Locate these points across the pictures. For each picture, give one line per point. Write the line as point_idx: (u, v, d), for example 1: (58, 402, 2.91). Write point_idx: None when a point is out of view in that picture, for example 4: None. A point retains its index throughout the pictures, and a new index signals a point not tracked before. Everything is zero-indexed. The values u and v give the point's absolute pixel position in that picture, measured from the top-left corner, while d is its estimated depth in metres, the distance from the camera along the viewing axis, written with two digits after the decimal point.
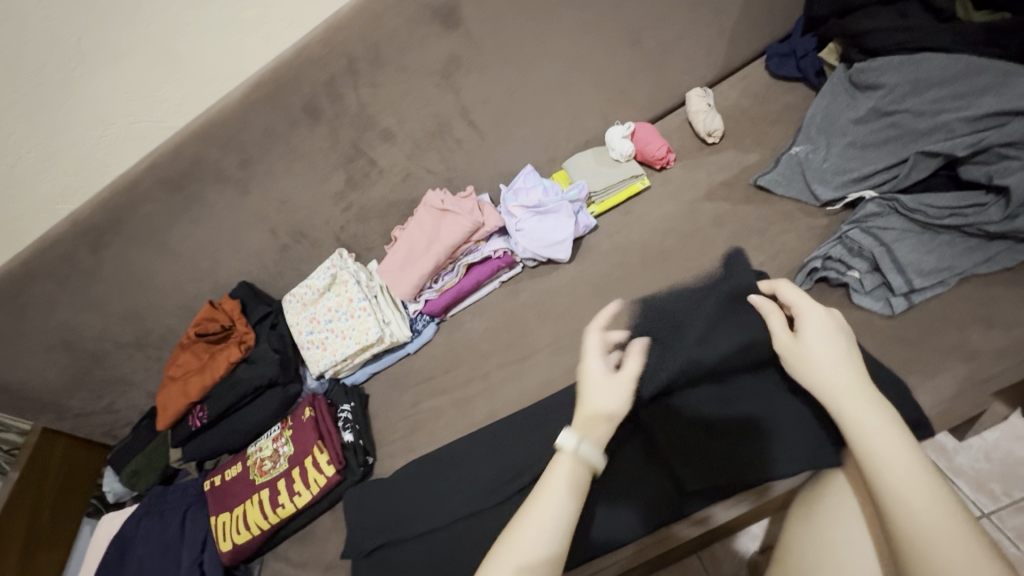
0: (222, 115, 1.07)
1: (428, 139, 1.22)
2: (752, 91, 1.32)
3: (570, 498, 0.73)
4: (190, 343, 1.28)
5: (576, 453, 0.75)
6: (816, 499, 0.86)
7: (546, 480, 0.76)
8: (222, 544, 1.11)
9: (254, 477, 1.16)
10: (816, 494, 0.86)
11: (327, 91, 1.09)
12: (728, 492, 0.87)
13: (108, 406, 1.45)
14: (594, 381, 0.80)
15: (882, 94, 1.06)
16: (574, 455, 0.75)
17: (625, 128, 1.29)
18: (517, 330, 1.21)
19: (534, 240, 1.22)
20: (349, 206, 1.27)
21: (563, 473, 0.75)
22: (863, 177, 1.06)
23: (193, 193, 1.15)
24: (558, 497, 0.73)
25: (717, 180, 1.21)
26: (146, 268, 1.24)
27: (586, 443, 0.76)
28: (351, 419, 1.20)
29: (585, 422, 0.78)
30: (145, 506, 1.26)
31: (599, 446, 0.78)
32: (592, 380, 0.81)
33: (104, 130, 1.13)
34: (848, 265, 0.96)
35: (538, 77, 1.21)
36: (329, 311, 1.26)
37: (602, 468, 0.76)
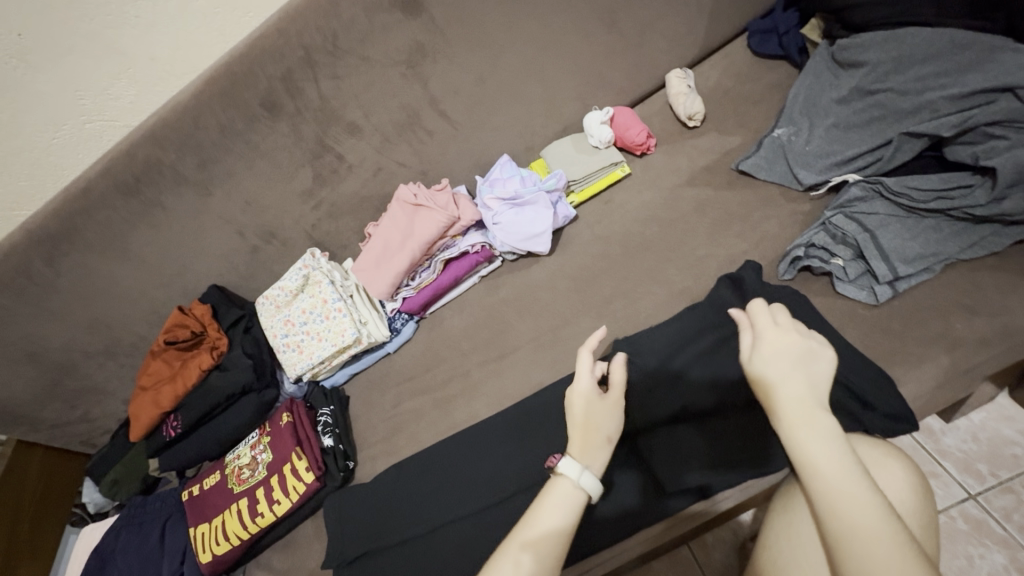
0: (175, 113, 1.01)
1: (398, 131, 1.17)
2: (734, 71, 1.27)
3: (569, 522, 0.75)
4: (161, 350, 1.24)
5: (577, 480, 0.77)
6: (795, 492, 0.84)
7: (547, 503, 0.77)
8: (202, 555, 1.09)
9: (232, 486, 1.14)
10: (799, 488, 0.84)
11: (286, 85, 1.03)
12: (711, 490, 0.85)
13: (82, 416, 1.41)
14: (588, 402, 0.82)
15: (866, 73, 1.02)
16: (575, 480, 0.77)
17: (603, 113, 1.24)
18: (498, 326, 1.18)
19: (512, 233, 1.18)
20: (319, 204, 1.22)
21: (561, 497, 0.77)
22: (847, 160, 1.02)
23: (152, 196, 1.10)
24: (555, 520, 0.75)
25: (699, 165, 1.18)
26: (109, 276, 1.19)
27: (587, 471, 0.78)
28: (330, 423, 1.17)
29: (585, 448, 0.80)
30: (125, 518, 1.23)
31: (597, 473, 0.80)
32: (588, 399, 0.82)
33: (54, 133, 1.08)
34: (831, 253, 0.93)
35: (509, 63, 1.16)
36: (304, 313, 1.22)
37: (598, 495, 0.79)
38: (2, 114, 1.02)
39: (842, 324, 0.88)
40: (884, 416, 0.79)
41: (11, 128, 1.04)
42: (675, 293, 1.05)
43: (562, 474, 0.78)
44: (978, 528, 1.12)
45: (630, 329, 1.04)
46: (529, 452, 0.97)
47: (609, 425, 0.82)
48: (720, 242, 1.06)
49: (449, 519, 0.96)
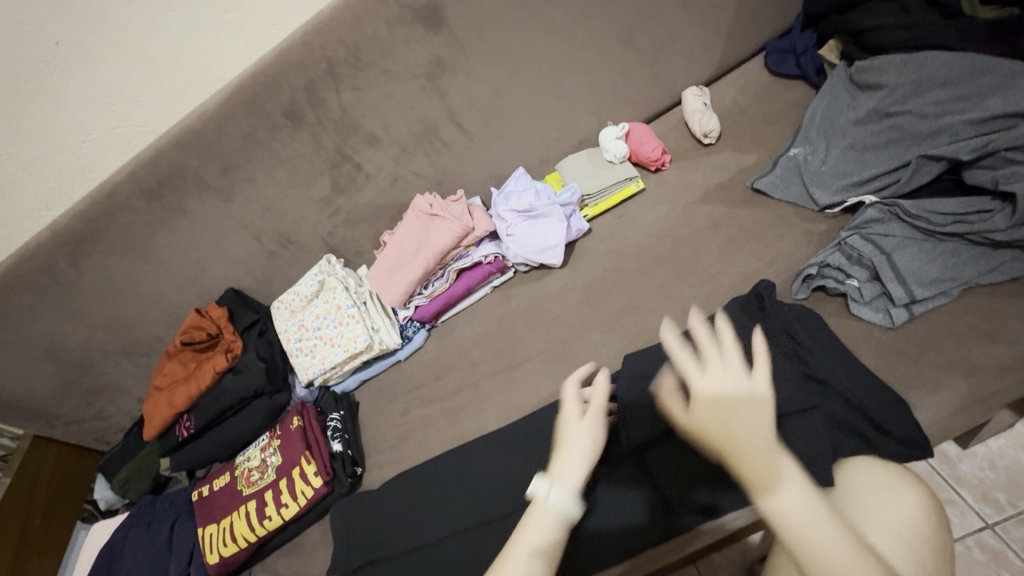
0: (200, 121, 1.04)
1: (416, 142, 1.19)
2: (750, 89, 1.28)
3: (542, 549, 0.71)
4: (177, 351, 1.26)
5: (549, 502, 0.73)
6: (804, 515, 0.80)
7: (523, 525, 0.74)
8: (210, 556, 1.10)
9: (242, 488, 1.15)
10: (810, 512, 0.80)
11: (308, 95, 1.05)
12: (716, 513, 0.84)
13: (97, 413, 1.43)
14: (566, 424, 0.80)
15: (883, 95, 1.02)
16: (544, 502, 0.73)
17: (619, 129, 1.25)
18: (508, 337, 1.18)
19: (525, 245, 1.19)
20: (336, 211, 1.24)
21: (540, 523, 0.73)
22: (863, 181, 1.02)
23: (174, 201, 1.12)
24: (530, 549, 0.71)
25: (714, 182, 1.18)
26: (129, 277, 1.21)
27: (558, 491, 0.73)
28: (339, 428, 1.18)
29: (561, 467, 0.76)
30: (135, 515, 1.25)
31: (575, 492, 0.75)
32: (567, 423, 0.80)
33: (82, 138, 1.11)
34: (847, 273, 0.93)
35: (527, 78, 1.18)
36: (318, 319, 1.24)
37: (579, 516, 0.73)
38: (35, 118, 1.05)
39: (857, 345, 0.88)
40: (899, 441, 0.79)
41: (43, 131, 1.07)
42: (687, 309, 1.04)
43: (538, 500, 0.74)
44: (995, 559, 1.09)
45: (641, 345, 1.04)
46: (537, 466, 0.96)
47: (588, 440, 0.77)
48: (733, 260, 1.06)
49: (456, 531, 0.96)
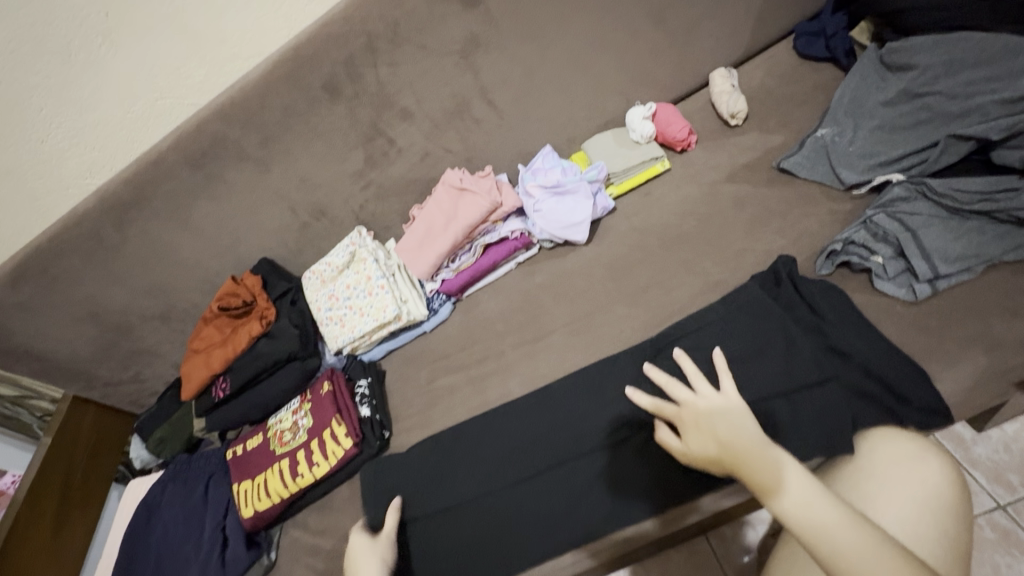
0: (243, 93, 1.08)
1: (447, 118, 1.22)
2: (778, 72, 1.29)
3: None
4: (213, 317, 1.31)
5: None
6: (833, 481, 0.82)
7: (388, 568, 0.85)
8: (245, 510, 1.15)
9: (275, 447, 1.20)
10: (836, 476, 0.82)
11: (347, 69, 1.08)
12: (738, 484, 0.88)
13: (134, 376, 1.49)
14: None
15: (914, 75, 1.03)
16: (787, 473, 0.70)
17: (646, 109, 1.27)
18: (533, 310, 1.22)
19: (551, 221, 1.22)
20: (368, 184, 1.28)
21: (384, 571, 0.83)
22: (891, 160, 1.04)
23: (215, 170, 1.16)
24: None
25: (740, 162, 1.20)
26: (169, 243, 1.26)
27: None
28: (367, 394, 1.23)
29: None
30: (171, 472, 1.30)
31: None
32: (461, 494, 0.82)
33: (127, 109, 1.14)
34: (872, 250, 0.94)
35: (558, 56, 1.20)
36: (348, 289, 1.28)
37: None
38: (84, 89, 1.09)
39: (878, 320, 0.90)
40: (919, 411, 0.82)
41: (90, 101, 1.11)
42: (711, 285, 1.07)
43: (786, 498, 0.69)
44: (1005, 538, 1.11)
45: (664, 318, 1.07)
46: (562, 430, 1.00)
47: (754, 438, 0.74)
48: (758, 238, 1.08)
49: (483, 491, 1.00)
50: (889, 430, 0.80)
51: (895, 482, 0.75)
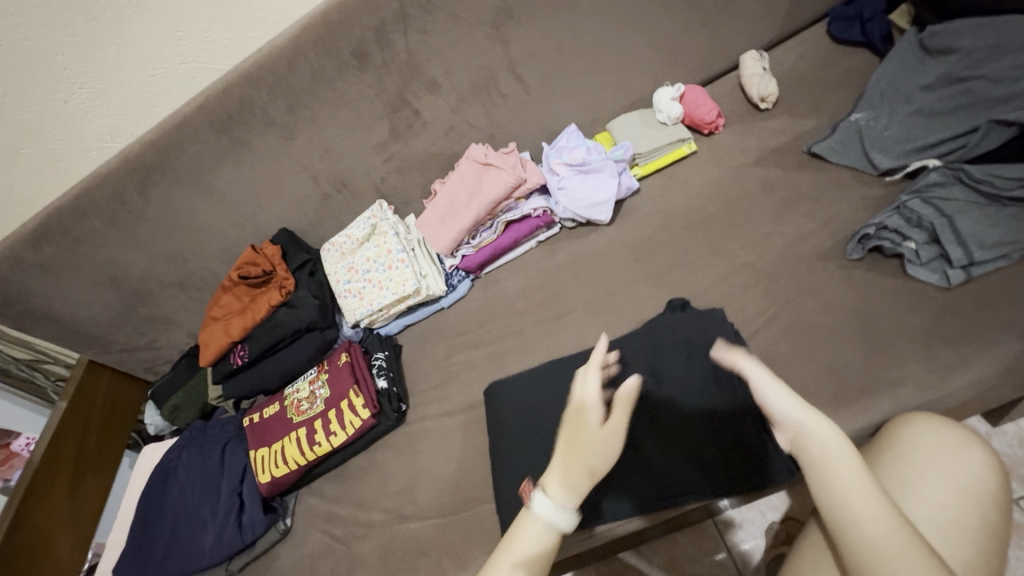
0: (272, 57, 1.07)
1: (475, 92, 1.21)
2: (810, 56, 1.27)
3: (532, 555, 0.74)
4: (232, 285, 1.31)
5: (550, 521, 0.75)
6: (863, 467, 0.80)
7: (515, 532, 0.77)
8: (262, 476, 1.16)
9: (292, 416, 1.20)
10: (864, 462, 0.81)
11: (377, 36, 1.07)
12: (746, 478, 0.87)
13: (150, 343, 1.49)
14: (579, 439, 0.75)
15: (956, 59, 1.05)
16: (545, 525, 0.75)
17: (675, 90, 1.25)
18: (554, 289, 1.21)
19: (575, 199, 1.21)
20: (391, 157, 1.27)
21: (530, 534, 0.75)
22: (927, 146, 1.04)
23: (240, 135, 1.16)
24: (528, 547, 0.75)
25: (768, 147, 1.19)
26: (191, 209, 1.26)
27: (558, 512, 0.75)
28: (385, 367, 1.22)
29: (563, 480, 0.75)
30: (186, 438, 1.31)
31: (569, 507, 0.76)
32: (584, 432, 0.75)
33: (151, 70, 1.11)
34: (905, 236, 0.96)
35: (588, 31, 1.18)
36: (368, 261, 1.27)
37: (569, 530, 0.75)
38: (108, 48, 1.05)
39: (905, 312, 0.92)
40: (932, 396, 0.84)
41: (114, 62, 1.07)
42: (737, 268, 1.06)
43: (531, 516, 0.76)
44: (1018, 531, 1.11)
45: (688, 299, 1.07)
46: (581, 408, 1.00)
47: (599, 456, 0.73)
48: (786, 222, 1.07)
49: (501, 459, 1.00)
50: (923, 418, 0.80)
51: (932, 467, 0.76)
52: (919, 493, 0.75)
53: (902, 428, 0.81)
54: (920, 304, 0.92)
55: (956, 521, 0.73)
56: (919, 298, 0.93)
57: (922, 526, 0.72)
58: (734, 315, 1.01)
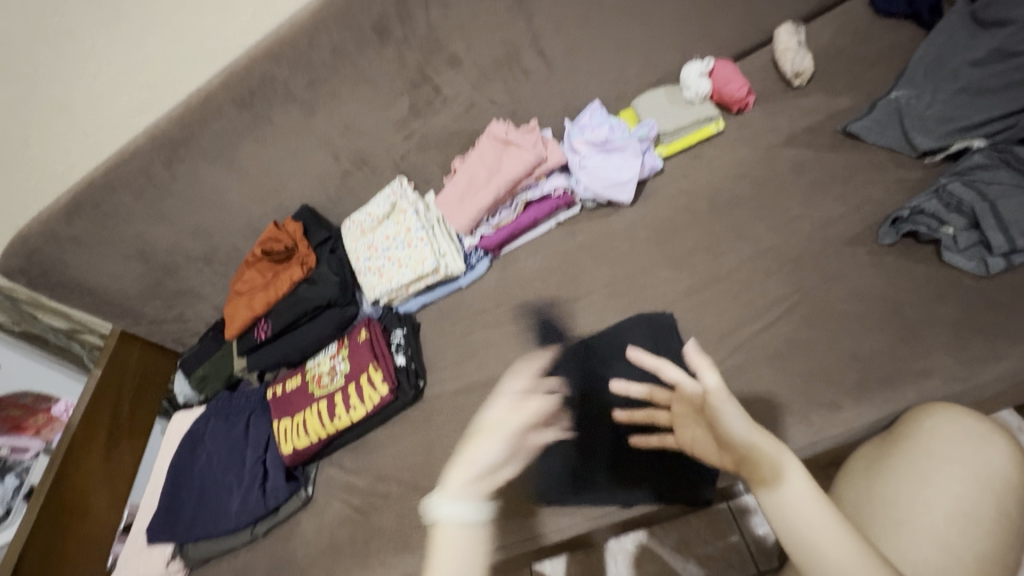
0: (293, 32, 1.06)
1: (496, 67, 1.18)
2: (850, 30, 1.21)
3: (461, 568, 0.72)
4: (255, 261, 1.34)
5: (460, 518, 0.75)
6: (887, 458, 0.79)
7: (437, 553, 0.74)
8: (285, 446, 1.20)
9: (313, 390, 1.23)
10: (886, 453, 0.79)
11: (398, 10, 1.05)
12: None
13: (177, 315, 1.54)
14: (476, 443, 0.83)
15: (1011, 31, 0.99)
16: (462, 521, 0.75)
17: (704, 65, 1.21)
18: (572, 270, 1.20)
19: (597, 178, 1.19)
20: (411, 134, 1.26)
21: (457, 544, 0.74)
22: (973, 126, 1.00)
23: (262, 112, 1.16)
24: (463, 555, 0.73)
25: (800, 126, 1.14)
26: (216, 185, 1.28)
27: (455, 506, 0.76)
28: (403, 343, 1.24)
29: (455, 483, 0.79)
30: (214, 407, 1.36)
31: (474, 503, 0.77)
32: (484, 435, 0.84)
33: (175, 46, 1.12)
34: (942, 221, 0.92)
35: (615, 5, 1.14)
36: (387, 240, 1.27)
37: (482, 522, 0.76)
38: (134, 24, 1.06)
39: (939, 299, 0.89)
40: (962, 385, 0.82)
41: (140, 37, 1.08)
42: (761, 252, 1.03)
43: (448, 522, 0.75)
44: None
45: (710, 283, 1.04)
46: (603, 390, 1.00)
47: (488, 453, 0.82)
48: (816, 205, 1.04)
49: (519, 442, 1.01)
50: (949, 409, 0.78)
51: (953, 460, 0.74)
52: (936, 485, 0.73)
53: (925, 419, 0.79)
54: (954, 293, 0.89)
55: (976, 515, 0.70)
56: (954, 286, 0.89)
57: (941, 518, 0.71)
58: (756, 299, 0.99)
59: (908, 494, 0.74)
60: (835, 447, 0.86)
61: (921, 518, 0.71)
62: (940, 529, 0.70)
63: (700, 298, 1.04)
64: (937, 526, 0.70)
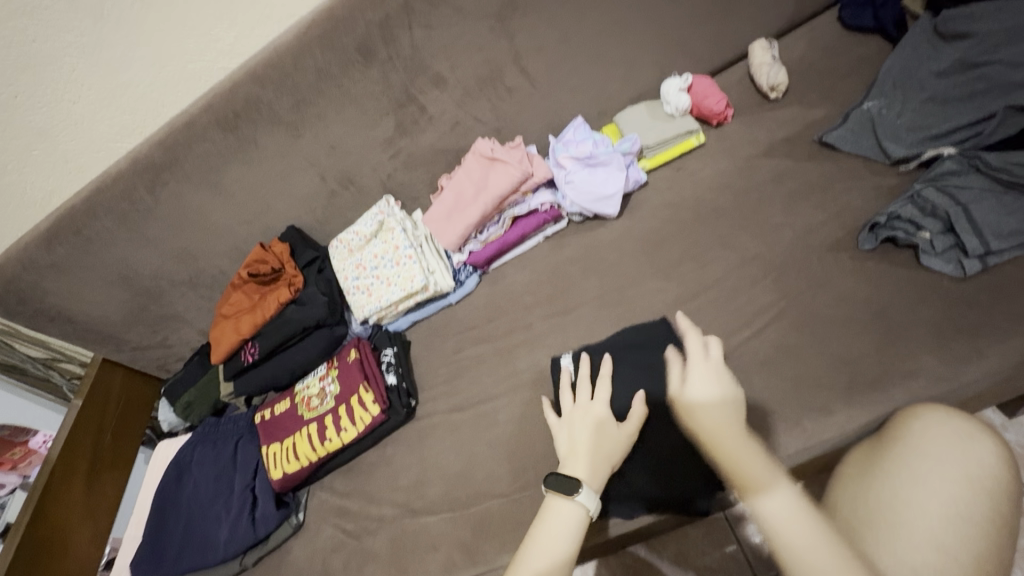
0: (278, 54, 1.07)
1: (480, 86, 1.20)
2: (821, 44, 1.25)
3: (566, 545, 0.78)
4: (241, 283, 1.32)
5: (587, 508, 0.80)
6: (881, 461, 0.79)
7: (544, 527, 0.80)
8: (274, 471, 1.17)
9: (303, 412, 1.21)
10: (880, 456, 0.80)
11: (381, 31, 1.07)
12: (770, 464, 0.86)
13: (162, 340, 1.51)
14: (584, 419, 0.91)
15: (972, 44, 1.04)
16: (571, 497, 0.80)
17: (682, 81, 1.24)
18: (561, 283, 1.21)
19: (583, 193, 1.20)
20: (397, 153, 1.26)
21: (562, 521, 0.80)
22: (942, 134, 1.03)
23: (248, 134, 1.16)
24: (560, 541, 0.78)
25: (778, 137, 1.17)
26: (201, 208, 1.27)
27: (585, 492, 0.81)
28: (393, 362, 1.23)
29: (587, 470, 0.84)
30: (201, 433, 1.33)
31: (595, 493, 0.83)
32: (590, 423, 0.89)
33: (158, 70, 1.11)
34: (918, 226, 0.95)
35: (595, 23, 1.17)
36: (375, 258, 1.27)
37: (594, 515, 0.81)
38: (116, 49, 1.06)
39: (920, 301, 0.91)
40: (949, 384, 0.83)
41: (122, 62, 1.08)
42: (747, 259, 1.05)
43: (555, 494, 0.82)
44: None
45: (698, 292, 1.06)
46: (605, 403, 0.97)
47: (584, 430, 0.89)
48: (797, 213, 1.06)
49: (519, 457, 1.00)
50: (940, 411, 0.79)
51: (944, 461, 0.75)
52: (926, 486, 0.74)
53: (919, 421, 0.79)
54: (934, 295, 0.91)
55: (968, 516, 0.71)
56: (934, 289, 0.91)
57: (936, 522, 0.71)
58: (744, 307, 1.00)
59: (902, 497, 0.74)
60: (827, 452, 0.87)
61: (916, 521, 0.72)
62: (936, 531, 0.71)
63: (690, 306, 1.05)
64: (933, 529, 0.71)
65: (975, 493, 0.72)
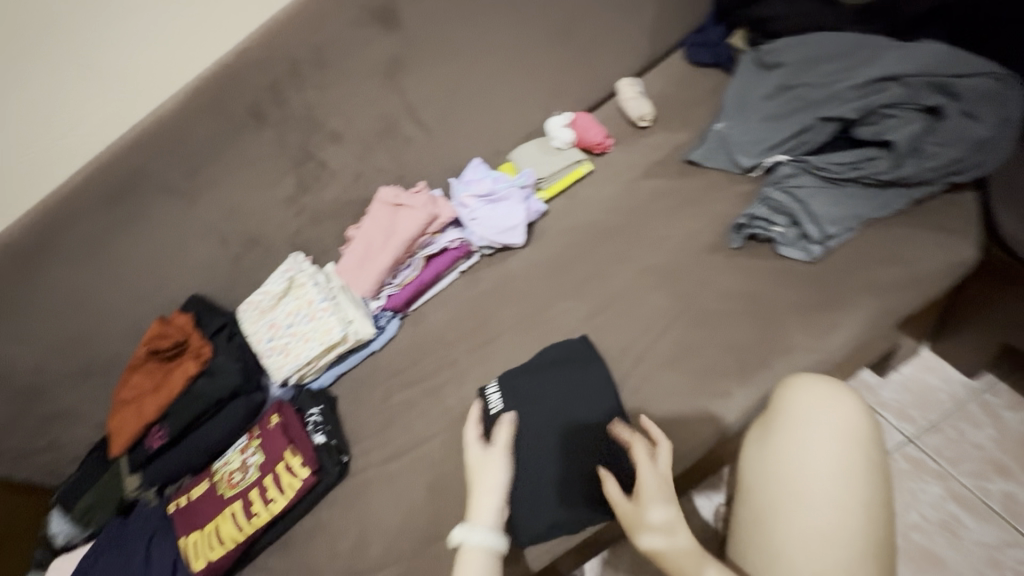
0: (168, 123, 1.09)
1: (378, 138, 1.24)
2: (675, 79, 1.45)
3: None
4: (141, 363, 1.23)
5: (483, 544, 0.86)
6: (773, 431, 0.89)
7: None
8: (195, 563, 1.07)
9: (223, 491, 1.13)
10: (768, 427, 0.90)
11: (272, 95, 1.12)
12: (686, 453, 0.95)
13: (49, 443, 1.29)
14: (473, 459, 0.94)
15: (785, 72, 1.24)
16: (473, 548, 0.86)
17: (564, 118, 1.36)
18: (481, 315, 1.24)
19: (489, 227, 1.27)
20: (302, 210, 1.26)
21: (471, 566, 0.85)
22: (777, 144, 1.18)
23: (138, 204, 1.13)
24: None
25: (652, 160, 1.32)
26: (86, 289, 1.17)
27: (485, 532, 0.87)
28: (320, 421, 1.18)
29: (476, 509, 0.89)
30: (104, 540, 1.16)
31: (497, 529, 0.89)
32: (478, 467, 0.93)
33: (29, 149, 1.07)
34: (771, 222, 1.10)
35: (480, 73, 1.28)
36: (289, 316, 1.24)
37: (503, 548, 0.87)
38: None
39: (786, 284, 1.05)
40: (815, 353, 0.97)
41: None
42: (645, 270, 1.16)
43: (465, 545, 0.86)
44: (916, 466, 1.28)
45: (606, 304, 1.14)
46: (541, 425, 1.00)
47: (498, 475, 0.91)
48: (678, 223, 1.19)
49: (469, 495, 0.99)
50: (808, 377, 0.91)
51: (818, 424, 0.86)
52: (818, 452, 0.84)
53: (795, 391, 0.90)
54: (797, 278, 1.05)
55: (850, 469, 0.82)
56: (797, 274, 1.06)
57: (823, 478, 0.81)
58: (645, 312, 1.10)
59: (794, 461, 0.84)
60: (732, 430, 0.96)
61: (811, 483, 0.81)
62: (827, 488, 0.81)
63: (601, 320, 1.13)
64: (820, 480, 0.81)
65: (848, 445, 0.84)
